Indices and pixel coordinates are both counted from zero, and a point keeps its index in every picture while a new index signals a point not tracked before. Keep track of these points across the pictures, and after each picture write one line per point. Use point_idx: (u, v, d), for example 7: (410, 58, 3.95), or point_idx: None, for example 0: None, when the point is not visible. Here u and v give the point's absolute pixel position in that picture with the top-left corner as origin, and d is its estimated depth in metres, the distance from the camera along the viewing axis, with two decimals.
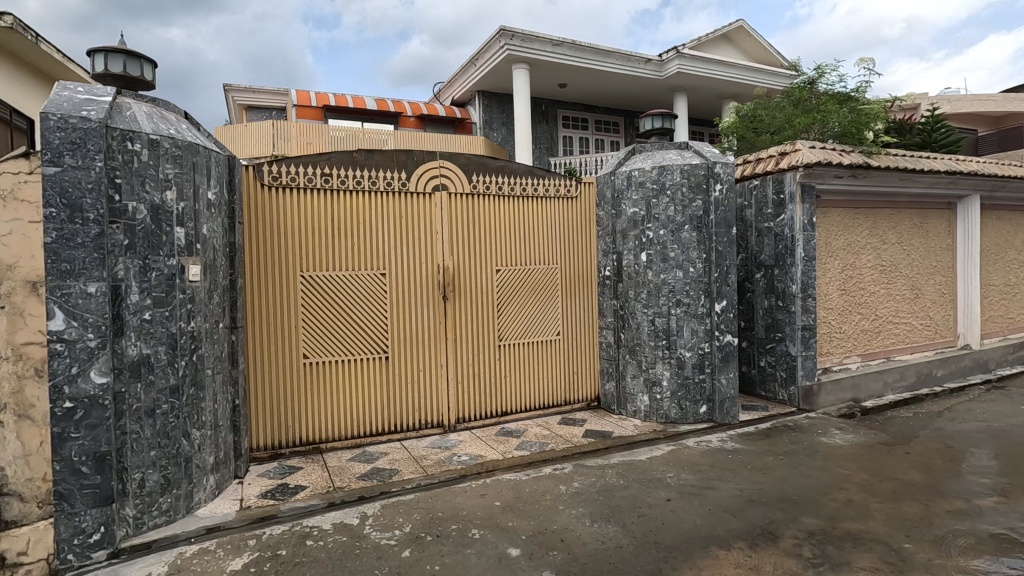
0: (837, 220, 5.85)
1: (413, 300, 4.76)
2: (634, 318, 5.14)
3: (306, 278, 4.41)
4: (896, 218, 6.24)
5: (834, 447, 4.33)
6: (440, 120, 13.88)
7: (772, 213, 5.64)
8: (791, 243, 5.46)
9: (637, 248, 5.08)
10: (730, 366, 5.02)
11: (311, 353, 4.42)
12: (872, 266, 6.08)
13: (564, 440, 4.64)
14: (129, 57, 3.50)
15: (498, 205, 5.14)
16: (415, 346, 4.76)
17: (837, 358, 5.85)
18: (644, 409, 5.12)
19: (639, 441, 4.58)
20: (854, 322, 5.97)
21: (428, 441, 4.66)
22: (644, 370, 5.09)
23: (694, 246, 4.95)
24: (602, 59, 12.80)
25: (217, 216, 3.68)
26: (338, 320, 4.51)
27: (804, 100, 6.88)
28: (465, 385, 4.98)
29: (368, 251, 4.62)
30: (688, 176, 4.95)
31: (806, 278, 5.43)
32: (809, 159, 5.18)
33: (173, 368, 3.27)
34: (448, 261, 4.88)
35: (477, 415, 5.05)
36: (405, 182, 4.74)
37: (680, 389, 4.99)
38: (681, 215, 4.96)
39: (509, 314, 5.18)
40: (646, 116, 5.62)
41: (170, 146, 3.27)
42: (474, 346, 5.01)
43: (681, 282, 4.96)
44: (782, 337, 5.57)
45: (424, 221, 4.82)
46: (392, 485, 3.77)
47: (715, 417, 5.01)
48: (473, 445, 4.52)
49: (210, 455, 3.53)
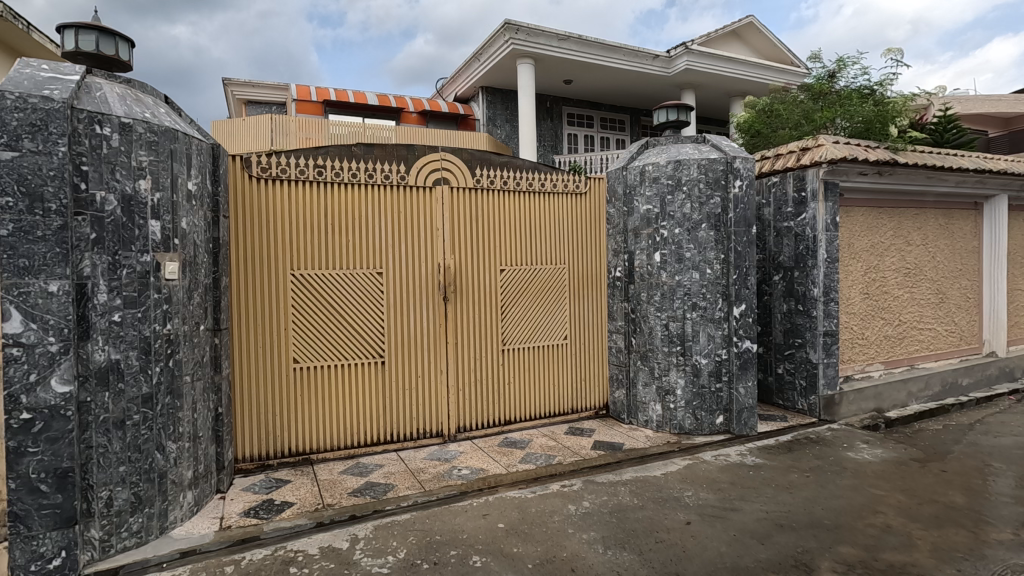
0: (860, 220, 5.53)
1: (412, 301, 4.46)
2: (647, 322, 4.83)
3: (296, 278, 4.12)
4: (920, 219, 5.92)
5: (863, 464, 4.01)
6: (442, 116, 13.59)
7: (793, 212, 5.32)
8: (812, 244, 5.15)
9: (650, 247, 4.77)
10: (748, 375, 4.71)
11: (301, 358, 4.13)
12: (895, 269, 5.76)
13: (571, 452, 4.33)
14: (103, 34, 3.19)
15: (503, 201, 4.84)
16: (413, 351, 4.46)
17: (860, 365, 5.53)
18: (656, 419, 4.81)
19: (652, 455, 4.28)
20: (877, 328, 5.66)
21: (427, 451, 4.36)
22: (657, 377, 4.79)
23: (711, 246, 4.65)
24: (609, 55, 12.47)
25: (199, 209, 3.39)
26: (331, 323, 4.21)
27: (824, 94, 6.54)
28: (467, 392, 4.68)
29: (363, 249, 4.31)
30: (706, 171, 4.65)
31: (829, 281, 5.14)
32: (834, 154, 4.87)
33: (146, 376, 2.98)
34: (449, 259, 4.58)
35: (479, 424, 4.75)
36: (403, 175, 4.44)
37: (695, 398, 4.69)
38: (698, 212, 4.65)
39: (514, 317, 4.88)
40: (660, 107, 5.27)
41: (145, 131, 2.98)
42: (476, 351, 4.71)
43: (697, 284, 4.66)
44: (802, 343, 5.26)
45: (424, 216, 4.53)
46: (386, 503, 3.48)
47: (732, 428, 4.71)
48: (475, 457, 4.22)
49: (188, 469, 3.24)
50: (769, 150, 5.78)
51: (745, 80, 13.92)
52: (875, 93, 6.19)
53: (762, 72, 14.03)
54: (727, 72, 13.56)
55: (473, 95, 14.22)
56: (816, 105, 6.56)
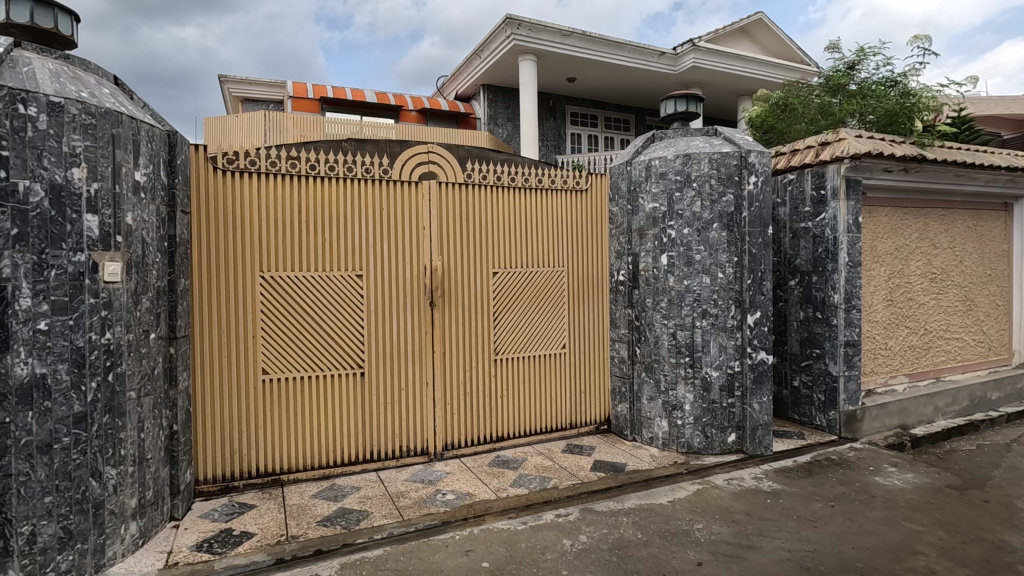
0: (885, 221, 5.11)
1: (394, 307, 4.07)
2: (652, 331, 4.43)
3: (267, 280, 3.74)
4: (947, 220, 5.50)
5: (894, 491, 3.60)
6: (441, 115, 13.24)
7: (811, 211, 4.92)
8: (832, 245, 4.74)
9: (656, 249, 4.38)
10: (763, 389, 4.31)
11: (271, 368, 3.75)
12: (920, 274, 5.34)
13: (569, 475, 3.92)
14: (38, 3, 2.81)
15: (496, 198, 4.46)
16: (396, 360, 4.08)
17: (883, 378, 5.11)
18: (662, 436, 4.40)
19: (658, 478, 3.87)
20: (901, 338, 5.23)
21: (410, 472, 3.97)
22: (663, 392, 4.38)
23: (724, 248, 4.26)
24: (613, 52, 12.08)
25: (151, 204, 3.02)
26: (305, 331, 3.83)
27: (843, 87, 6.12)
28: (455, 405, 4.29)
29: (342, 249, 3.93)
30: (718, 166, 4.26)
31: (850, 287, 4.73)
32: (857, 149, 4.46)
33: (79, 393, 2.62)
34: (436, 261, 4.19)
35: (469, 441, 4.36)
36: (386, 169, 4.06)
37: (705, 415, 4.28)
38: (709, 211, 4.27)
39: (507, 324, 4.49)
40: (668, 97, 4.86)
41: (80, 112, 2.62)
42: (465, 360, 4.32)
43: (708, 290, 4.26)
44: (821, 354, 4.85)
45: (410, 214, 4.14)
46: (357, 534, 3.09)
47: (745, 447, 4.30)
48: (462, 480, 3.82)
49: (132, 497, 2.86)
50: (784, 145, 5.38)
51: (752, 78, 13.51)
52: (899, 85, 5.76)
53: (770, 71, 13.61)
54: (734, 70, 13.14)
55: (474, 93, 13.85)
56: (833, 99, 6.17)
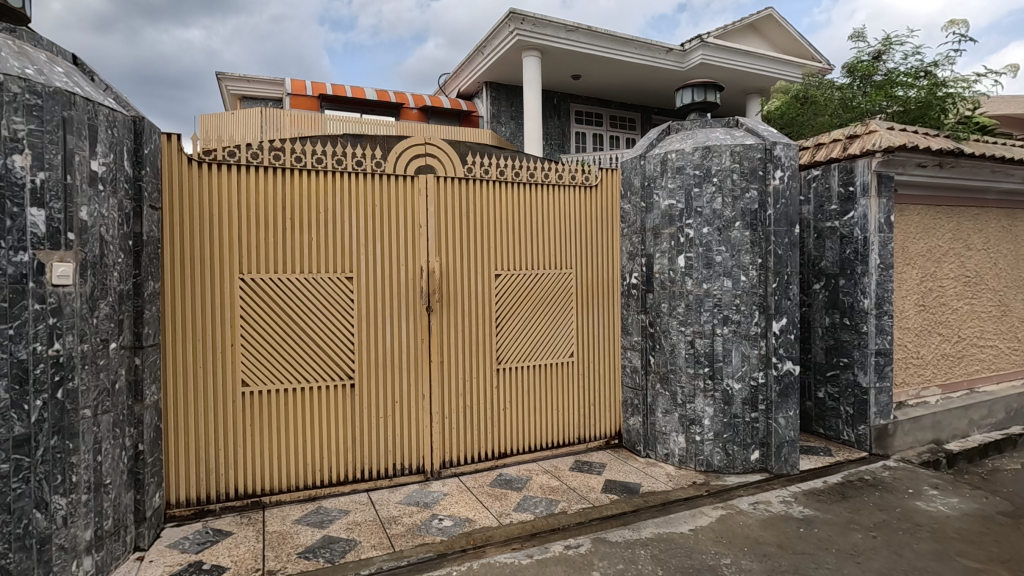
0: (917, 220, 4.74)
1: (388, 313, 3.73)
2: (668, 338, 4.08)
3: (247, 284, 3.41)
4: (983, 220, 5.12)
5: (940, 519, 3.24)
6: (442, 113, 12.89)
7: (838, 210, 4.57)
8: (862, 246, 4.38)
9: (672, 250, 4.03)
10: (789, 403, 3.95)
11: (252, 380, 3.43)
12: (954, 277, 4.97)
13: (578, 497, 3.56)
14: None
15: (498, 194, 4.12)
16: (389, 371, 3.74)
17: (914, 390, 4.75)
18: (678, 453, 4.05)
19: (677, 501, 3.52)
20: (933, 346, 4.87)
21: (404, 493, 3.62)
22: (680, 405, 4.03)
23: (746, 249, 3.93)
24: (620, 48, 11.74)
25: (111, 197, 2.70)
26: (289, 339, 3.51)
27: (870, 77, 5.78)
28: (453, 419, 3.95)
29: (330, 248, 3.60)
30: (740, 159, 3.92)
31: (882, 291, 4.37)
32: (891, 141, 4.11)
33: (20, 413, 2.32)
34: (432, 262, 3.85)
35: (469, 458, 4.01)
36: (379, 162, 3.73)
37: (726, 430, 3.94)
38: (730, 209, 3.93)
39: (510, 331, 4.14)
40: (684, 86, 4.52)
41: (22, 91, 2.30)
42: (465, 370, 3.98)
43: (729, 294, 3.92)
44: (848, 364, 4.49)
45: (405, 211, 3.80)
46: (342, 570, 2.74)
47: (770, 466, 3.94)
48: (460, 503, 3.47)
49: (86, 529, 2.52)
50: (808, 139, 5.02)
51: (763, 75, 13.13)
52: (930, 75, 5.33)
53: (780, 68, 13.23)
54: (743, 67, 12.78)
55: (477, 90, 13.52)
56: (858, 91, 5.88)
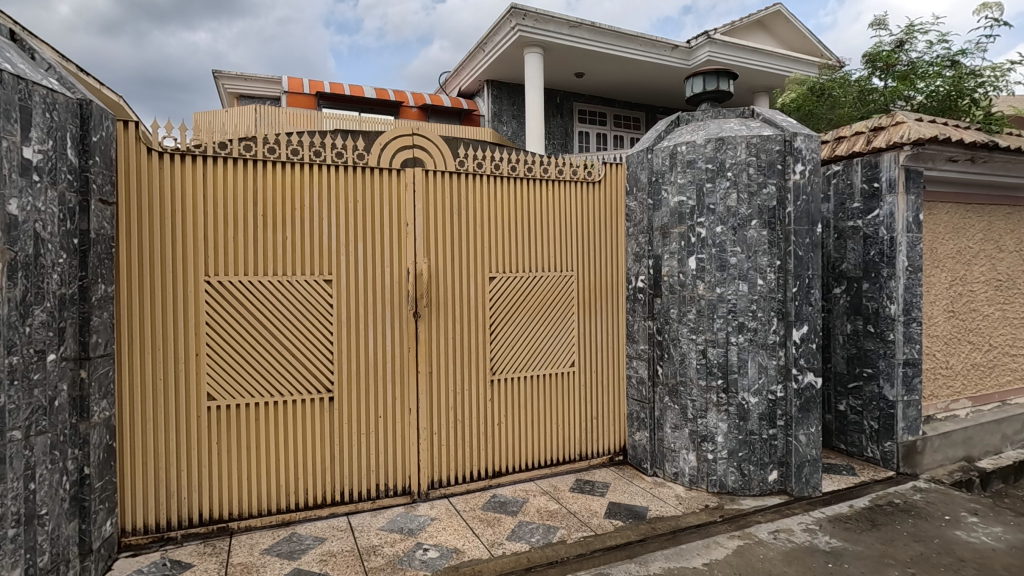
0: (946, 220, 4.39)
1: (370, 320, 3.40)
2: (678, 347, 3.75)
3: (214, 289, 3.09)
4: (1015, 219, 4.76)
5: (985, 553, 2.90)
6: (443, 112, 12.57)
7: (861, 208, 4.22)
8: (888, 247, 4.03)
9: (682, 250, 3.70)
10: (811, 418, 3.61)
11: (218, 394, 3.11)
12: (985, 281, 4.61)
13: (579, 523, 3.22)
14: None
15: (493, 189, 3.79)
16: (372, 382, 3.41)
17: (943, 403, 4.40)
18: (689, 472, 3.71)
19: (688, 529, 3.18)
20: (963, 355, 4.52)
21: (387, 517, 3.29)
22: (690, 420, 3.69)
23: (764, 249, 3.59)
24: (624, 44, 11.41)
25: (50, 189, 2.39)
26: (261, 348, 3.19)
27: (892, 67, 5.47)
28: (443, 436, 3.62)
29: (307, 248, 3.28)
30: (757, 152, 3.59)
31: (910, 296, 4.02)
32: (921, 133, 3.77)
33: None
34: (420, 263, 3.53)
35: (460, 477, 3.68)
36: (362, 154, 3.41)
37: (741, 448, 3.60)
38: (746, 206, 3.59)
39: (505, 338, 3.81)
40: (694, 74, 4.16)
41: None
42: (456, 380, 3.65)
43: (745, 300, 3.59)
44: (873, 374, 4.15)
45: (390, 208, 3.48)
46: None
47: (790, 488, 3.59)
48: (448, 530, 3.13)
49: (13, 569, 2.20)
50: (828, 132, 4.68)
51: (772, 73, 12.78)
52: (957, 64, 5.02)
53: (789, 65, 12.86)
54: (751, 65, 12.43)
55: (478, 89, 13.21)
56: (879, 81, 5.57)
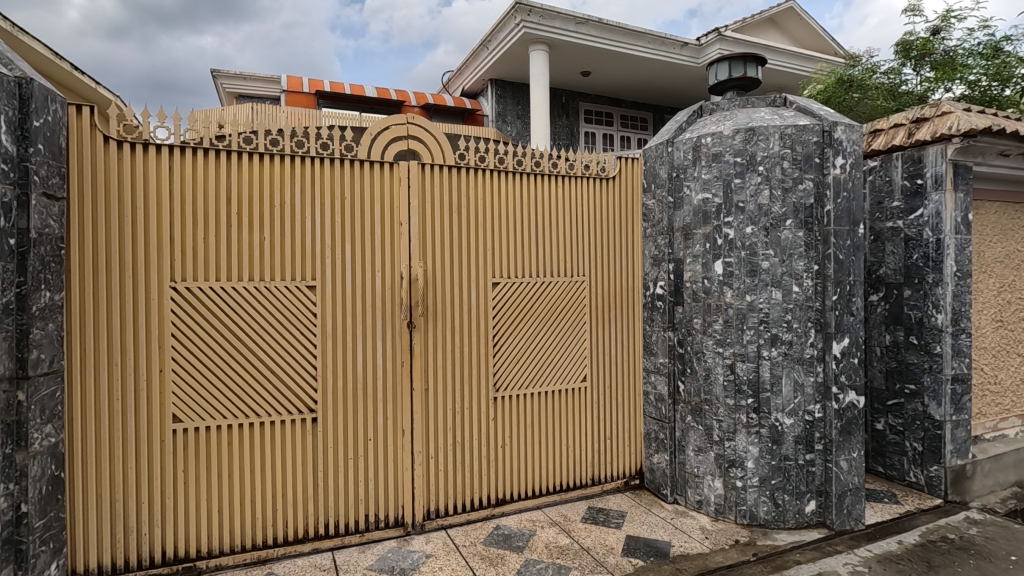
0: (995, 221, 4.00)
1: (358, 331, 3.04)
2: (702, 361, 3.38)
3: (180, 298, 2.73)
4: None
5: None
6: (447, 111, 12.24)
7: (901, 207, 3.83)
8: (935, 250, 3.63)
9: (707, 253, 3.32)
10: (852, 442, 3.22)
11: (185, 416, 2.74)
12: None
13: (594, 563, 2.83)
14: None
15: (498, 186, 3.43)
16: (360, 401, 3.04)
17: (991, 422, 3.99)
18: (714, 501, 3.33)
19: (719, 570, 2.79)
20: (1013, 369, 4.11)
21: (376, 553, 2.91)
22: (717, 443, 3.31)
23: (800, 252, 3.22)
24: (632, 42, 11.04)
25: None
26: (235, 363, 2.84)
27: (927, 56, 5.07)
28: (440, 460, 3.25)
29: (287, 249, 2.91)
30: (792, 143, 3.22)
31: (958, 305, 3.63)
32: (974, 123, 3.38)
33: None
34: (416, 268, 3.16)
35: (460, 506, 3.30)
36: (351, 147, 3.05)
37: (774, 475, 3.21)
38: (780, 204, 3.21)
39: (509, 350, 3.43)
40: (718, 61, 3.79)
41: None
42: (456, 397, 3.28)
43: (778, 309, 3.21)
44: (917, 391, 3.75)
45: (382, 207, 3.12)
46: None
47: (829, 521, 3.20)
48: (445, 572, 2.75)
49: None
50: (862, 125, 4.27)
51: (784, 72, 12.38)
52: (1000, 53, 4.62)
53: (803, 64, 12.43)
54: None
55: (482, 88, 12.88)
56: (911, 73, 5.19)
